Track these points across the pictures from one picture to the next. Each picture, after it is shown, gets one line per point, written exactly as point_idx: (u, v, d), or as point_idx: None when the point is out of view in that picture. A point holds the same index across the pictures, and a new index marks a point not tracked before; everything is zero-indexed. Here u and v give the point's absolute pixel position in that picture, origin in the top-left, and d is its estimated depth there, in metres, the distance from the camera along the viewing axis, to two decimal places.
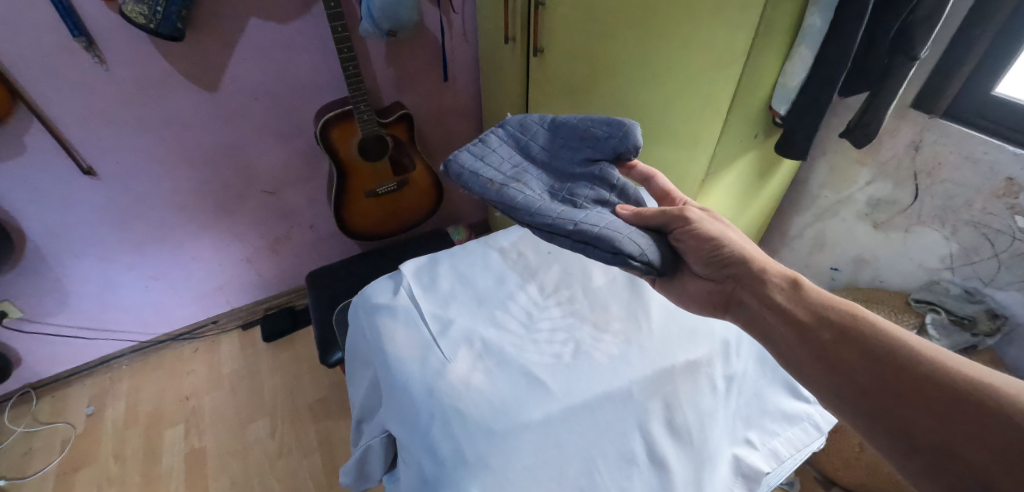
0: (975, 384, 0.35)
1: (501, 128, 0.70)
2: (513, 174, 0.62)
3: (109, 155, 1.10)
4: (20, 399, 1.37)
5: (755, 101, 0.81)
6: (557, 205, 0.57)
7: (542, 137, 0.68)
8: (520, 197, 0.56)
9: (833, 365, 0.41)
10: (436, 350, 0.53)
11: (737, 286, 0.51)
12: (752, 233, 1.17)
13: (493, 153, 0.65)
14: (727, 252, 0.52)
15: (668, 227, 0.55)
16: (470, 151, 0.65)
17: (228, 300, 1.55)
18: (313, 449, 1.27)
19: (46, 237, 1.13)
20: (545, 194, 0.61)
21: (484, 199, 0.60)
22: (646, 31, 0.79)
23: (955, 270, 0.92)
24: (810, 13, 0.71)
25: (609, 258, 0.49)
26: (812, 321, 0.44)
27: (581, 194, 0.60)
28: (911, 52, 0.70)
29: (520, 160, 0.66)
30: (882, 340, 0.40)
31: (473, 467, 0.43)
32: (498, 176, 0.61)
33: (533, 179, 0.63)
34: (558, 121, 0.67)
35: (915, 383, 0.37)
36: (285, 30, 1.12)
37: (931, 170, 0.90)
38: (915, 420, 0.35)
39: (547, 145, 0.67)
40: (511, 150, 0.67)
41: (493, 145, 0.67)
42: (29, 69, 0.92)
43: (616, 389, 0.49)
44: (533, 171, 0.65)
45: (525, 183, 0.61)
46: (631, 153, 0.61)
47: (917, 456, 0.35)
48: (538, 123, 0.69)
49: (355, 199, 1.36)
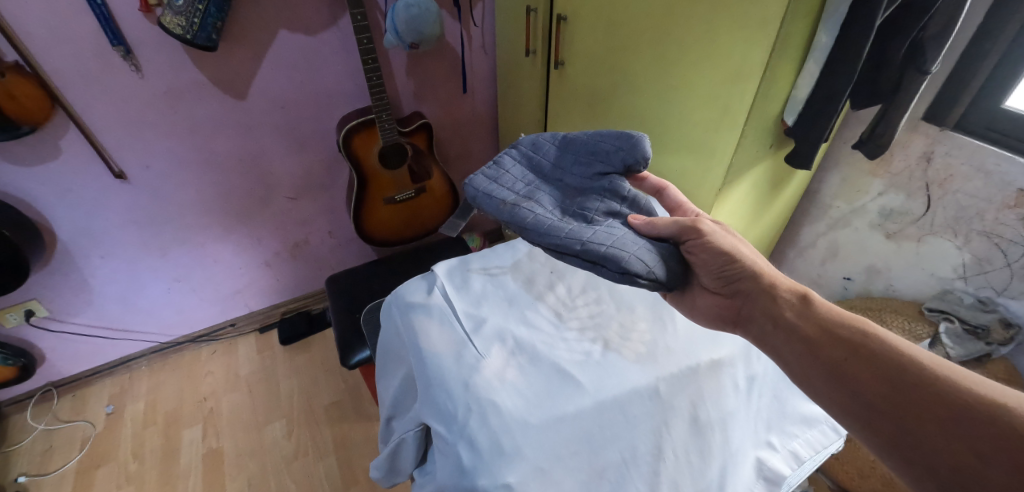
0: (989, 406, 0.35)
1: (514, 148, 0.72)
2: (526, 193, 0.65)
3: (139, 159, 1.13)
4: (41, 397, 1.39)
5: (769, 113, 0.81)
6: (567, 222, 0.59)
7: (553, 155, 0.70)
8: (531, 216, 0.59)
9: (845, 383, 0.42)
10: (471, 346, 0.55)
11: (745, 301, 0.53)
12: (764, 243, 1.19)
13: (507, 175, 0.68)
14: (738, 267, 0.53)
15: (681, 237, 0.56)
16: (484, 175, 0.68)
17: (247, 303, 1.58)
18: (328, 452, 1.29)
19: (75, 238, 1.17)
20: (558, 211, 0.63)
21: (498, 219, 0.63)
22: (665, 47, 0.84)
23: (968, 279, 0.94)
24: (819, 29, 0.72)
25: (616, 276, 0.51)
26: (819, 337, 0.45)
27: (592, 207, 0.62)
28: (923, 67, 0.73)
29: (532, 179, 0.68)
30: (893, 357, 0.41)
31: (510, 456, 0.45)
32: (511, 196, 0.64)
33: (545, 196, 0.65)
34: (569, 137, 0.70)
35: (930, 400, 0.37)
36: (312, 41, 1.16)
37: (942, 181, 0.92)
38: (928, 439, 0.36)
39: (558, 161, 0.69)
40: (524, 169, 0.70)
41: (507, 166, 0.69)
42: (69, 77, 0.96)
43: (643, 386, 0.51)
44: (545, 188, 0.67)
45: (537, 201, 0.63)
46: (640, 165, 0.62)
47: (931, 475, 0.36)
48: (549, 140, 0.71)
49: (374, 206, 1.39)
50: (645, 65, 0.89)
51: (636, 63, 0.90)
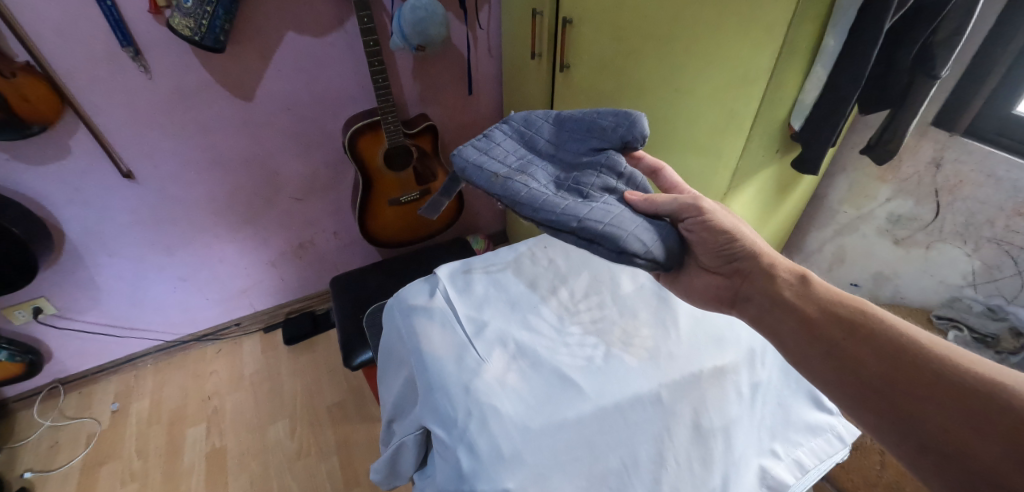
0: (988, 384, 0.35)
1: (506, 124, 0.72)
2: (519, 166, 0.64)
3: (147, 159, 1.14)
4: (48, 394, 1.41)
5: (775, 116, 0.80)
6: (562, 197, 0.59)
7: (545, 131, 0.70)
8: (524, 190, 0.58)
9: (844, 363, 0.42)
10: (472, 349, 0.55)
11: (745, 280, 0.53)
12: (770, 248, 1.18)
13: (498, 147, 0.68)
14: (738, 247, 0.53)
15: (679, 215, 0.56)
16: (474, 147, 0.67)
17: (252, 303, 1.58)
18: (331, 452, 1.29)
19: (83, 236, 1.18)
20: (549, 184, 0.62)
21: (490, 193, 0.62)
22: (670, 49, 0.83)
23: (977, 287, 0.93)
24: (826, 35, 0.71)
25: (614, 256, 0.51)
26: (817, 316, 0.45)
27: (588, 183, 0.61)
28: (933, 71, 0.72)
29: (525, 153, 0.68)
30: (891, 337, 0.40)
31: (510, 463, 0.44)
32: (503, 169, 0.63)
33: (539, 170, 0.65)
34: (563, 114, 0.69)
35: (928, 378, 0.37)
36: (319, 43, 1.17)
37: (952, 187, 0.91)
38: (925, 418, 0.36)
39: (553, 138, 0.69)
40: (517, 144, 0.69)
41: (498, 140, 0.69)
42: (78, 77, 0.97)
43: (645, 392, 0.51)
44: (539, 162, 0.67)
45: (530, 174, 0.63)
46: (638, 142, 0.62)
47: (927, 452, 0.36)
48: (541, 117, 0.71)
49: (379, 207, 1.40)
50: (650, 68, 0.89)
51: (642, 68, 0.90)
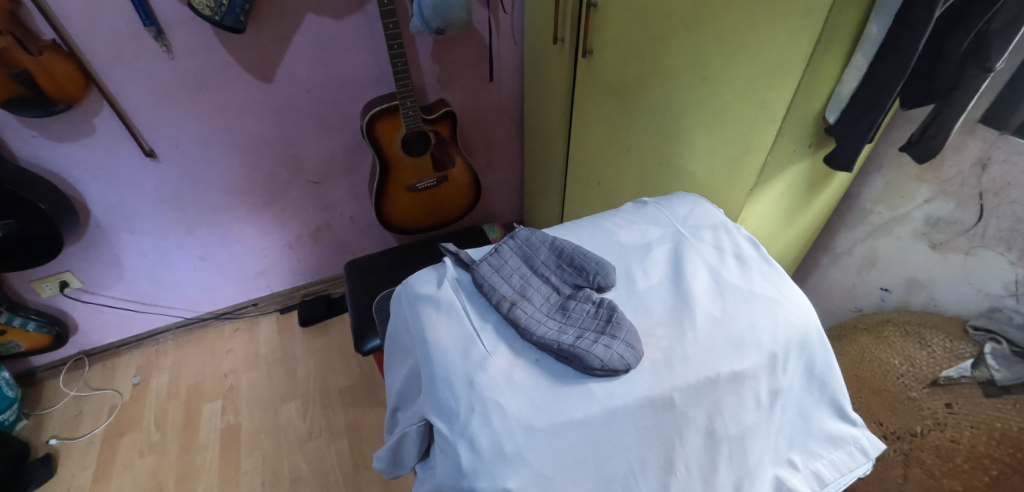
0: None
1: (511, 239, 0.66)
2: (519, 288, 0.59)
3: (168, 140, 1.16)
4: (74, 365, 1.46)
5: (807, 110, 0.75)
6: (556, 325, 0.54)
7: (548, 257, 0.64)
8: (523, 317, 0.54)
9: None
10: (478, 342, 0.53)
11: None
12: (796, 248, 1.13)
13: (504, 264, 0.61)
14: None
15: None
16: (485, 263, 0.61)
17: (269, 284, 1.61)
18: (341, 434, 1.30)
19: (107, 213, 1.21)
20: (554, 314, 0.56)
21: (487, 313, 0.57)
22: (701, 32, 0.79)
23: (1019, 297, 0.87)
24: (869, 20, 0.65)
25: (581, 372, 0.49)
26: None
27: (582, 308, 0.56)
28: (985, 64, 0.66)
29: (527, 272, 0.62)
30: None
31: (511, 461, 0.42)
32: (502, 291, 0.57)
33: (539, 291, 0.59)
34: (563, 245, 0.64)
35: None
36: (339, 25, 1.15)
37: (998, 190, 0.84)
38: None
39: (554, 263, 0.63)
40: (520, 261, 0.63)
41: (504, 254, 0.63)
42: (102, 56, 0.99)
43: (658, 395, 0.47)
44: (538, 282, 0.61)
45: (529, 299, 0.57)
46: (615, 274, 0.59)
47: None
48: (544, 240, 0.65)
49: (395, 192, 1.39)
50: (680, 51, 0.85)
51: (671, 54, 0.87)
